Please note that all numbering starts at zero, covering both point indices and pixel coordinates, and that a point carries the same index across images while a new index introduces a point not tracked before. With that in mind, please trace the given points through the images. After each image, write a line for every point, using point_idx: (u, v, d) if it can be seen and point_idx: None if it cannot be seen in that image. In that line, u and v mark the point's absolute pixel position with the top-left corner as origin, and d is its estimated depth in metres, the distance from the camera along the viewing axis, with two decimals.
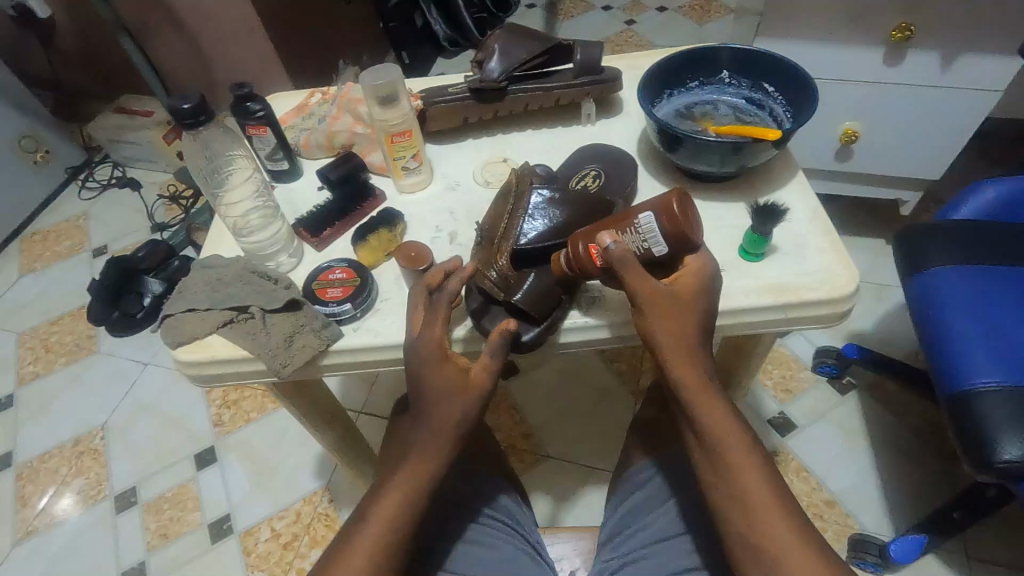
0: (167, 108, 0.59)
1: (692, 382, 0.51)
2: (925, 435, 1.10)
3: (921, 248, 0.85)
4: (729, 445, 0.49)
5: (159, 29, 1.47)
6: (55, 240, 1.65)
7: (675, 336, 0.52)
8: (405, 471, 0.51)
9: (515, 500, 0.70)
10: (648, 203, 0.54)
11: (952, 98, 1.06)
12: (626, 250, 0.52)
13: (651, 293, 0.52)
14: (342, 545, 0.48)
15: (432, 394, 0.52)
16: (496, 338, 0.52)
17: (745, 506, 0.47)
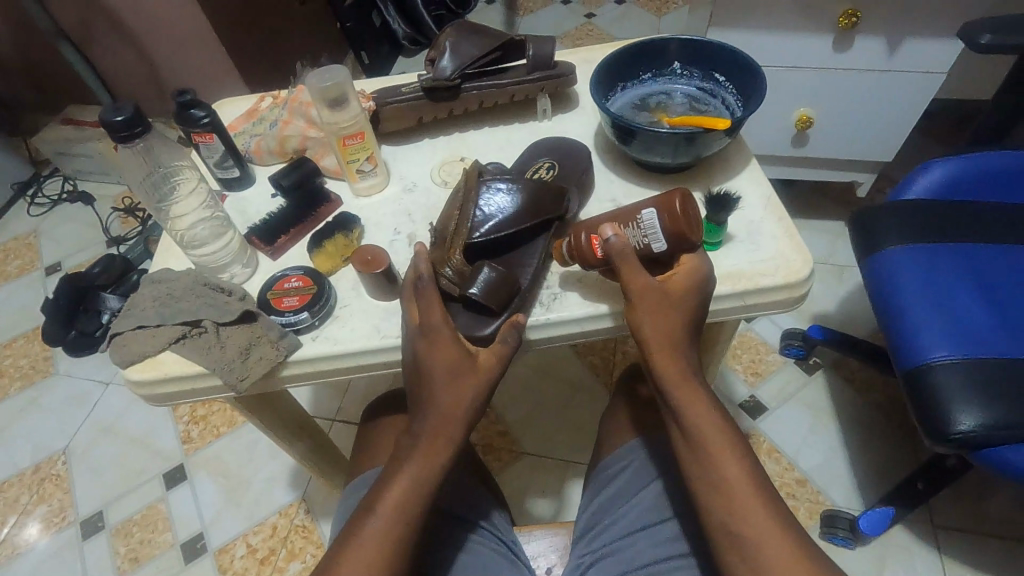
0: (99, 122, 0.57)
1: (673, 376, 0.51)
2: (889, 410, 1.13)
3: (875, 229, 0.87)
4: (708, 434, 0.49)
5: (102, 36, 1.42)
6: (3, 259, 1.58)
7: (659, 332, 0.52)
8: (410, 466, 0.50)
9: (505, 516, 0.70)
10: (653, 201, 0.56)
11: (899, 82, 1.09)
12: (625, 243, 0.53)
13: (640, 290, 0.53)
14: (342, 547, 0.48)
15: (435, 385, 0.51)
16: (508, 331, 0.55)
17: (720, 491, 0.47)
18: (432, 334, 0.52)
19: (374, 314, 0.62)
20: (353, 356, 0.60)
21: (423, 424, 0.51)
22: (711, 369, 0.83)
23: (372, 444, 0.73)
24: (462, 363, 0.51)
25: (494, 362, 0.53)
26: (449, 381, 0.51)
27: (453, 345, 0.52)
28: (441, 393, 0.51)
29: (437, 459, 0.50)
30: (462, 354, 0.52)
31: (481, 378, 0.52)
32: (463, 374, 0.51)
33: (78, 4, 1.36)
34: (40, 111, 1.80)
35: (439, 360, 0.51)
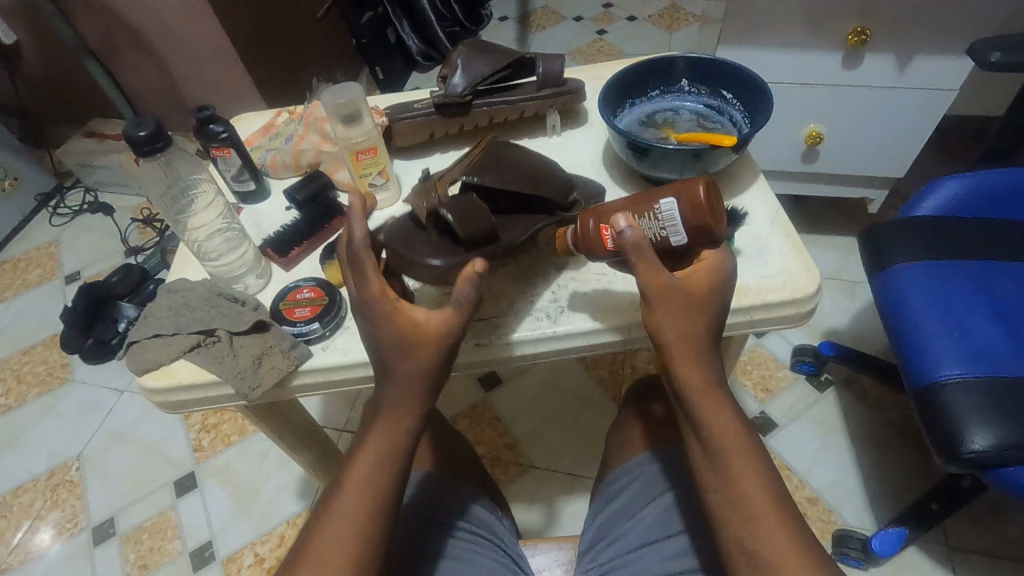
0: (123, 137, 0.59)
1: (698, 382, 0.49)
2: (901, 427, 1.12)
3: (885, 245, 0.87)
4: (730, 446, 0.47)
5: (127, 52, 1.46)
6: (25, 268, 1.61)
7: (681, 336, 0.49)
8: (366, 451, 0.49)
9: (487, 508, 0.71)
10: (674, 189, 0.52)
11: (908, 98, 1.09)
12: (641, 236, 0.49)
13: (659, 289, 0.49)
14: (305, 548, 0.46)
15: (385, 359, 0.50)
16: (462, 283, 0.47)
17: (738, 505, 0.46)
18: (379, 302, 0.49)
19: None
20: (362, 367, 0.61)
21: (380, 408, 0.50)
22: None
23: None
24: (415, 337, 0.49)
25: (446, 327, 0.49)
26: (403, 358, 0.49)
27: (404, 312, 0.49)
28: (392, 371, 0.49)
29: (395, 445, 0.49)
30: (411, 326, 0.49)
31: (434, 351, 0.49)
32: (416, 351, 0.49)
33: (104, 22, 1.41)
34: (64, 124, 1.85)
35: (392, 330, 0.49)
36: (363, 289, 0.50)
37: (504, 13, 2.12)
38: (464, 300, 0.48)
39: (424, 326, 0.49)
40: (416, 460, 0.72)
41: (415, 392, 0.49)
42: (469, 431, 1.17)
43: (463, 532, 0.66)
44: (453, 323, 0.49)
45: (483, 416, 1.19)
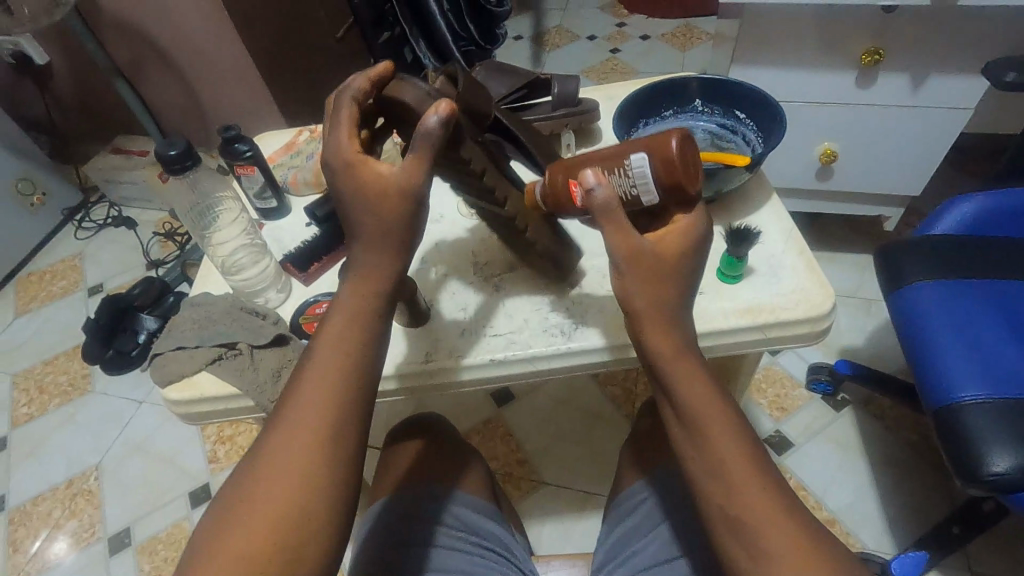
0: (155, 155, 0.62)
1: (666, 345, 0.48)
2: (920, 447, 1.10)
3: (901, 264, 0.86)
4: (711, 423, 0.46)
5: (154, 72, 1.51)
6: (50, 280, 1.66)
7: (650, 304, 0.48)
8: (316, 370, 0.45)
9: (467, 501, 0.70)
10: (644, 143, 0.48)
11: (923, 117, 1.09)
12: (610, 195, 0.47)
13: (630, 253, 0.47)
14: (253, 472, 0.43)
15: (349, 229, 0.48)
16: (422, 132, 0.44)
17: (712, 470, 0.45)
18: (340, 158, 0.46)
19: (401, 339, 0.67)
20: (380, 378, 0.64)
21: (326, 333, 0.47)
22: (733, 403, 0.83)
23: (390, 466, 0.74)
24: (368, 256, 0.47)
25: (401, 198, 0.46)
26: (355, 280, 0.47)
27: (367, 169, 0.46)
28: (338, 298, 0.48)
29: (350, 365, 0.46)
30: (363, 239, 0.47)
31: (385, 276, 0.47)
32: (368, 273, 0.47)
33: (133, 43, 1.46)
34: (91, 141, 1.90)
35: (352, 192, 0.46)
36: (331, 139, 0.47)
37: (519, 32, 2.15)
38: (423, 144, 0.45)
39: (381, 203, 0.46)
40: (423, 472, 0.72)
41: (366, 313, 0.47)
42: (481, 446, 1.17)
43: (478, 549, 0.66)
44: (415, 176, 0.46)
45: (495, 431, 1.19)
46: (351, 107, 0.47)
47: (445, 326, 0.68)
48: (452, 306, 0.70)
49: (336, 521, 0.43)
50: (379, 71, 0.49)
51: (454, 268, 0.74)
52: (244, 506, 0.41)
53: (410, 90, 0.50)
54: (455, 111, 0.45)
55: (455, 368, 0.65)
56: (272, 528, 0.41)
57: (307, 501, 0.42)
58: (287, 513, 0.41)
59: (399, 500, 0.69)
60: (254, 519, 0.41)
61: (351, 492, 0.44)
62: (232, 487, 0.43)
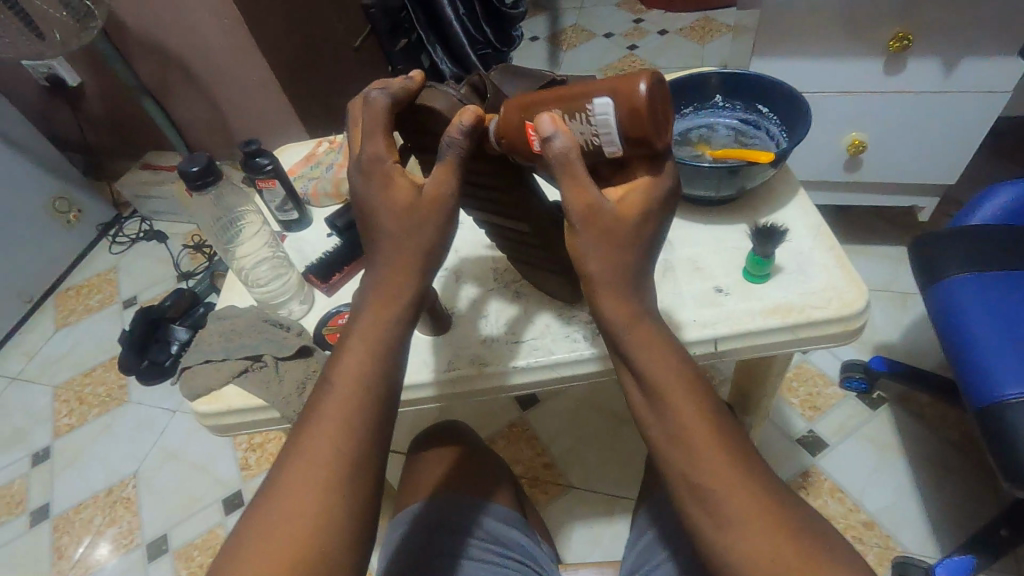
0: (177, 173, 0.63)
1: (621, 312, 0.46)
2: (962, 446, 1.06)
3: (937, 256, 0.83)
4: (666, 383, 0.44)
5: (180, 88, 1.55)
6: (87, 294, 1.71)
7: (607, 267, 0.46)
8: (333, 401, 0.44)
9: (498, 516, 0.70)
10: (608, 83, 0.43)
11: (956, 102, 1.05)
12: (567, 147, 0.44)
13: (586, 210, 0.45)
14: (266, 505, 0.41)
15: (370, 242, 0.48)
16: (453, 141, 0.46)
17: (672, 436, 0.43)
18: (378, 169, 0.47)
19: (424, 348, 0.67)
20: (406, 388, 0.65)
21: (342, 363, 0.45)
22: (764, 404, 0.81)
23: (416, 476, 0.75)
24: (386, 284, 0.47)
25: (433, 209, 0.47)
26: (378, 292, 0.47)
27: (401, 182, 0.47)
28: (355, 327, 0.47)
29: (369, 396, 0.44)
30: (386, 262, 0.47)
31: (403, 301, 0.47)
32: (385, 300, 0.47)
33: (159, 62, 1.50)
34: (123, 158, 1.96)
35: (384, 205, 0.47)
36: (365, 149, 0.47)
37: (535, 33, 2.15)
38: (451, 153, 0.46)
39: (412, 219, 0.47)
40: (450, 483, 0.72)
41: (385, 342, 0.46)
42: (507, 450, 1.17)
43: (508, 561, 0.66)
44: (447, 185, 0.47)
45: (520, 435, 1.19)
46: (385, 114, 0.47)
47: (467, 333, 0.68)
48: (474, 313, 0.70)
49: (355, 557, 0.41)
50: (415, 79, 0.50)
51: (475, 275, 0.74)
52: (256, 542, 0.39)
53: (442, 99, 0.51)
54: (481, 117, 0.47)
55: (478, 376, 0.65)
56: (284, 564, 0.38)
57: (324, 536, 0.40)
58: (305, 549, 0.39)
59: (427, 509, 0.69)
60: (268, 555, 0.39)
61: (369, 526, 0.42)
62: (243, 525, 0.41)
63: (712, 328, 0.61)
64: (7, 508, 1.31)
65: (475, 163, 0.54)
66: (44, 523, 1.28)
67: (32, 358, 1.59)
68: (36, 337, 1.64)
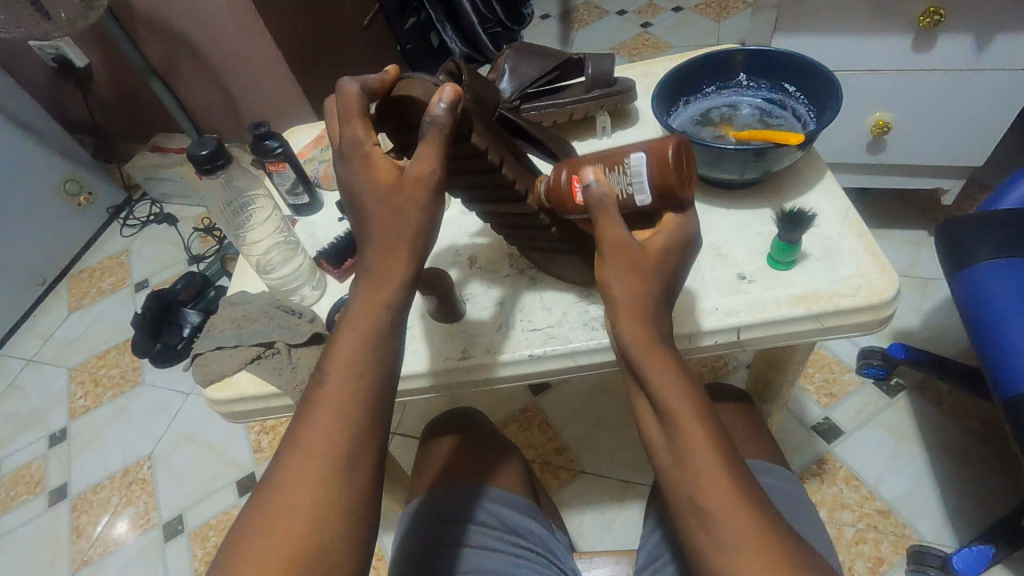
0: (187, 157, 0.62)
1: (640, 337, 0.45)
2: (983, 436, 1.04)
3: (966, 242, 0.80)
4: (683, 418, 0.42)
5: (187, 69, 1.53)
6: (100, 277, 1.72)
7: (634, 295, 0.45)
8: (329, 389, 0.43)
9: (504, 502, 0.69)
10: (644, 143, 0.46)
11: (987, 82, 1.01)
12: (606, 191, 0.46)
13: (616, 246, 0.46)
14: (265, 499, 0.40)
15: (364, 224, 0.46)
16: (432, 119, 0.44)
17: (676, 445, 0.42)
18: (357, 150, 0.46)
19: (436, 336, 0.66)
20: (418, 375, 0.64)
21: (336, 353, 0.44)
22: (783, 392, 0.79)
23: (428, 464, 0.75)
24: (379, 267, 0.45)
25: (418, 188, 0.45)
26: (371, 278, 0.46)
27: (381, 162, 0.46)
28: (349, 313, 0.45)
29: (364, 383, 0.43)
30: (377, 244, 0.45)
31: (396, 283, 0.45)
32: (377, 284, 0.45)
33: (166, 42, 1.48)
34: (131, 140, 1.95)
35: (368, 186, 0.46)
36: (344, 134, 0.46)
37: (546, 11, 2.10)
38: (432, 130, 0.44)
39: (397, 200, 0.45)
40: (460, 472, 0.72)
41: (380, 327, 0.45)
42: (519, 435, 1.17)
43: (516, 549, 0.65)
44: (433, 163, 0.45)
45: (531, 420, 1.18)
46: (360, 98, 0.46)
47: (480, 321, 0.67)
48: (488, 301, 0.69)
49: (355, 549, 0.40)
50: (390, 72, 0.49)
51: (489, 262, 0.72)
52: (254, 537, 0.39)
53: (418, 84, 0.48)
54: (461, 95, 0.45)
55: (492, 364, 0.64)
56: (283, 558, 0.38)
57: (324, 531, 0.39)
58: (305, 540, 0.38)
59: (433, 499, 0.69)
60: (268, 548, 0.38)
61: (370, 516, 0.41)
62: (243, 517, 0.40)
63: (736, 317, 0.59)
64: (27, 488, 1.34)
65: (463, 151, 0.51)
66: (63, 502, 1.30)
67: (48, 341, 1.60)
68: (51, 320, 1.65)
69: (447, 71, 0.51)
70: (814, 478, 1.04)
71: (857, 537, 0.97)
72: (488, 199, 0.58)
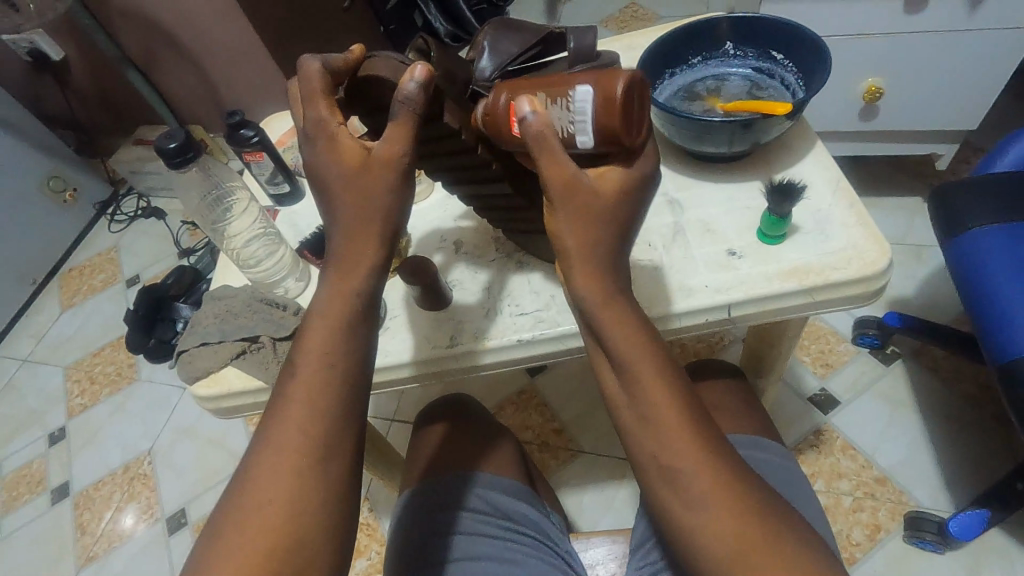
0: (155, 150, 0.60)
1: (594, 289, 0.44)
2: (979, 401, 1.04)
3: (960, 207, 0.79)
4: (642, 374, 0.43)
5: (166, 58, 1.50)
6: (90, 274, 1.70)
7: (582, 240, 0.44)
8: (300, 380, 0.42)
9: (497, 486, 0.69)
10: (590, 81, 0.44)
11: (980, 43, 0.99)
12: (546, 124, 0.44)
13: (564, 182, 0.44)
14: (239, 497, 0.39)
15: (332, 207, 0.45)
16: (403, 101, 0.42)
17: (647, 424, 0.42)
18: (323, 131, 0.44)
19: (422, 324, 0.66)
20: (407, 364, 0.64)
21: (307, 340, 0.43)
22: (780, 366, 0.78)
23: (418, 453, 0.74)
24: (348, 254, 0.44)
25: (386, 171, 0.44)
26: (341, 269, 0.44)
27: (348, 143, 0.44)
28: (319, 298, 0.44)
29: (337, 371, 0.42)
30: (344, 231, 0.44)
31: (366, 267, 0.44)
32: (348, 271, 0.44)
33: (141, 30, 1.43)
34: (113, 133, 1.91)
35: (335, 169, 0.44)
36: (309, 116, 0.45)
37: None
38: (404, 110, 0.43)
39: (367, 185, 0.44)
40: (455, 461, 0.71)
41: (351, 314, 0.44)
42: (518, 417, 1.17)
43: (511, 534, 0.66)
44: (401, 146, 0.44)
45: (528, 402, 1.18)
46: (323, 78, 0.44)
47: (468, 306, 0.66)
48: (473, 284, 0.68)
49: (334, 537, 0.40)
50: (355, 51, 0.46)
51: (475, 245, 0.71)
52: (231, 533, 0.38)
53: (385, 66, 0.46)
54: (433, 74, 0.43)
55: (480, 351, 0.63)
56: (262, 550, 0.38)
57: (301, 525, 0.39)
58: (282, 531, 0.38)
59: (423, 488, 0.69)
60: (244, 541, 0.38)
61: (349, 505, 0.41)
62: (221, 511, 0.40)
63: (726, 293, 0.59)
64: (29, 487, 1.34)
65: (436, 134, 0.49)
66: (66, 500, 1.30)
67: (42, 340, 1.59)
68: (43, 319, 1.64)
69: (415, 48, 0.49)
70: (811, 449, 1.04)
71: (855, 505, 0.98)
72: (465, 179, 0.57)
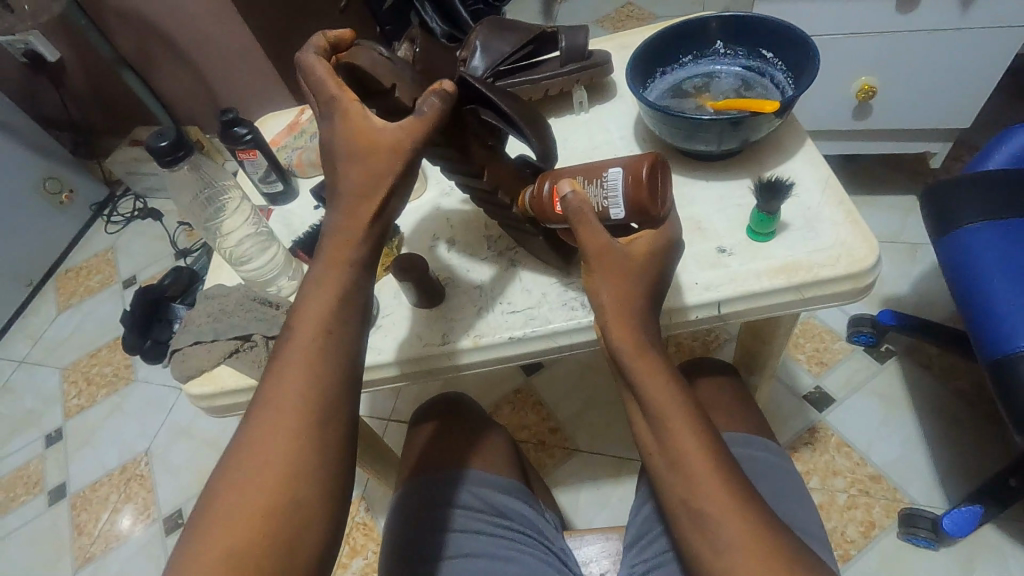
0: (146, 149, 0.61)
1: (627, 341, 0.47)
2: (973, 398, 1.05)
3: (951, 205, 0.79)
4: (667, 409, 0.45)
5: (162, 59, 1.50)
6: (86, 275, 1.70)
7: (621, 298, 0.48)
8: (297, 348, 0.42)
9: (490, 482, 0.69)
10: (624, 161, 0.50)
11: (971, 41, 1.00)
12: (583, 198, 0.48)
13: (599, 252, 0.48)
14: (233, 461, 0.40)
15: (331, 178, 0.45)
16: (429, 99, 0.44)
17: (674, 461, 0.44)
18: (335, 109, 0.44)
19: (414, 321, 0.66)
20: (401, 362, 0.64)
21: (304, 308, 0.43)
22: (773, 364, 0.79)
23: (412, 450, 0.74)
24: (341, 227, 0.45)
25: (390, 157, 0.44)
26: (333, 243, 0.45)
27: (358, 122, 0.44)
28: (311, 274, 0.45)
29: (331, 340, 0.43)
30: (340, 206, 0.45)
31: (360, 242, 0.45)
32: (340, 243, 0.45)
33: (137, 30, 1.44)
34: (110, 134, 1.91)
35: (338, 147, 0.44)
36: (320, 97, 0.44)
37: None
38: (425, 111, 0.44)
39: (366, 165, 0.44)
40: (450, 460, 0.71)
41: (344, 286, 0.44)
42: (512, 415, 1.17)
43: (505, 532, 0.66)
44: (414, 139, 0.44)
45: (525, 400, 1.18)
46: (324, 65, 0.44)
47: (460, 304, 0.66)
48: (465, 282, 0.68)
49: (327, 504, 0.40)
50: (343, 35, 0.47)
51: (467, 242, 0.72)
52: (224, 497, 0.39)
53: (367, 54, 0.47)
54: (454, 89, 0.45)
55: (471, 349, 0.63)
56: (257, 511, 0.38)
57: (294, 489, 0.39)
58: (276, 497, 0.38)
59: (416, 486, 0.69)
60: (240, 502, 0.38)
61: (343, 476, 0.41)
62: (215, 474, 0.40)
63: (716, 291, 0.59)
64: (26, 488, 1.34)
65: None
66: (62, 502, 1.30)
67: (38, 341, 1.59)
68: (40, 321, 1.64)
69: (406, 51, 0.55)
70: (806, 447, 1.05)
71: (849, 502, 0.99)
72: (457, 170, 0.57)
